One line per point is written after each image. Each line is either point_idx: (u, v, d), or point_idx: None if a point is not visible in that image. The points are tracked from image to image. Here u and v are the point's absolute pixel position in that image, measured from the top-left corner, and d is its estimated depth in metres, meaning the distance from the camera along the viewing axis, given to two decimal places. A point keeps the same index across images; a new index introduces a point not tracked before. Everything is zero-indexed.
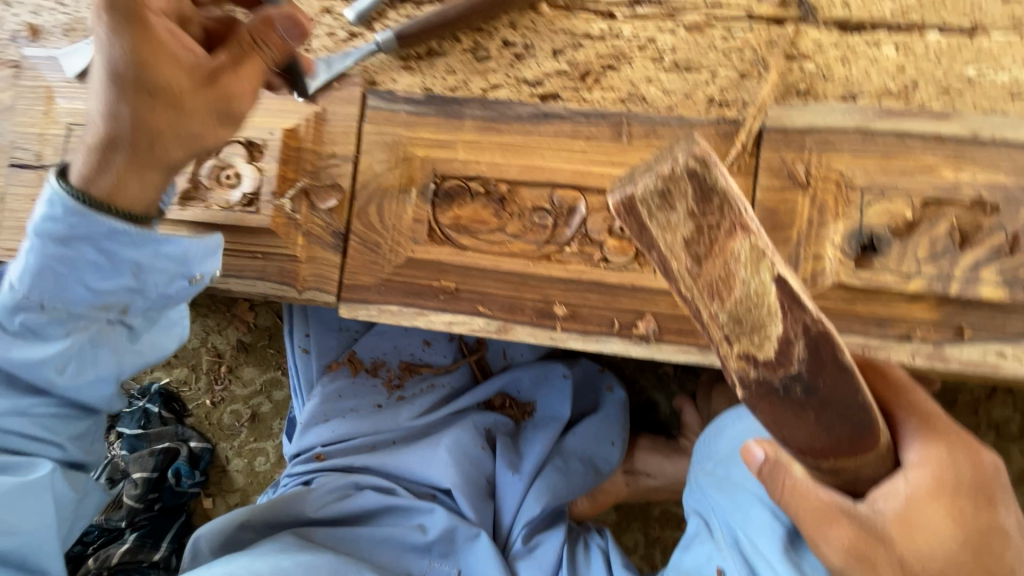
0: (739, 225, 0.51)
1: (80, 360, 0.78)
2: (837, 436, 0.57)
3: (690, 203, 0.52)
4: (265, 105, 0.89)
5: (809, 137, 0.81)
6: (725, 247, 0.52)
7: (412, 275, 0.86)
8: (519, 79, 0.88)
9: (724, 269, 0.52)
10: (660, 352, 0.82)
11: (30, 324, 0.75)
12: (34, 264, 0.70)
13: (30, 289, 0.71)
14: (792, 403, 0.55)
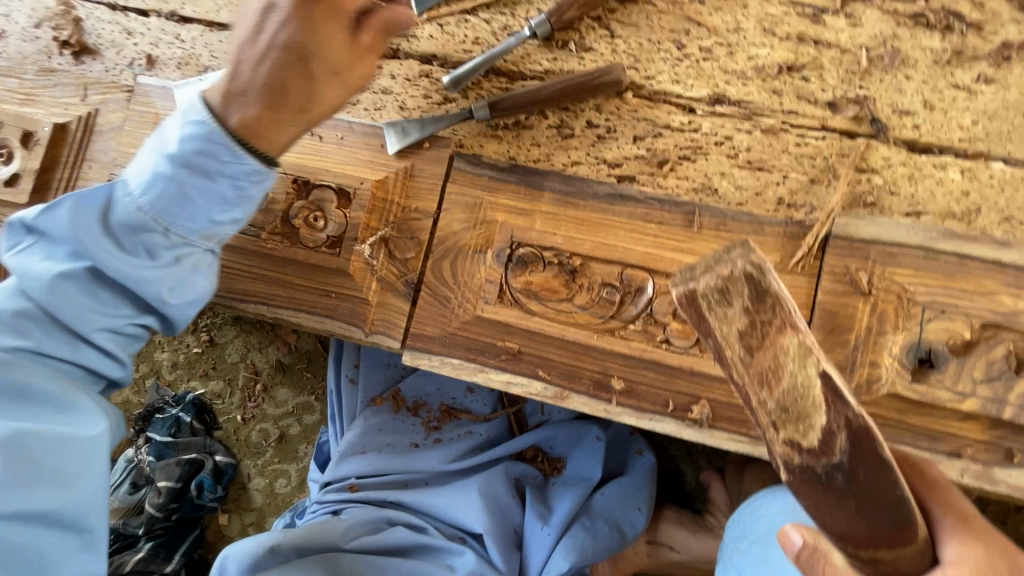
0: (788, 323, 0.55)
1: (179, 281, 0.85)
2: (877, 528, 0.57)
3: (746, 300, 0.56)
4: (358, 156, 0.95)
5: (873, 248, 0.84)
6: (775, 342, 0.56)
7: (478, 332, 0.89)
8: (599, 159, 0.93)
9: (773, 362, 0.56)
10: (711, 437, 0.84)
11: (149, 244, 0.83)
12: (165, 185, 0.80)
13: (156, 209, 0.81)
14: (833, 491, 0.56)
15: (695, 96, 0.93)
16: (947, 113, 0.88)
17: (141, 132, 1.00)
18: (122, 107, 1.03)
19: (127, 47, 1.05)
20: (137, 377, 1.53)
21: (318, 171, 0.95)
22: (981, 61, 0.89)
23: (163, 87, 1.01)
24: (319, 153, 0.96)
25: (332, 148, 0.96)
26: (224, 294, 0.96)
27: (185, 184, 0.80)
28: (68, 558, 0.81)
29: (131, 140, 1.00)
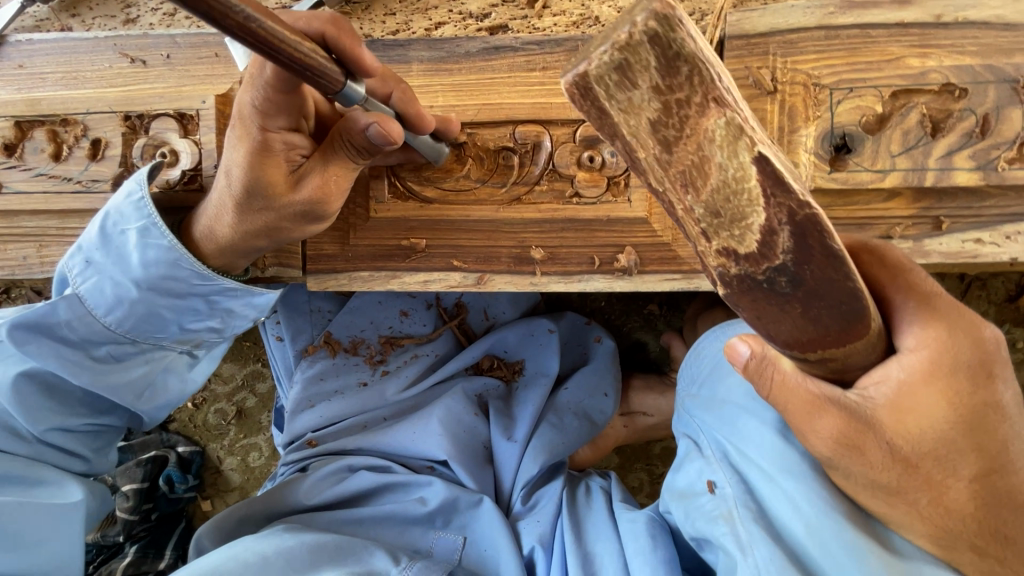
0: (711, 95, 0.38)
1: (153, 386, 0.84)
2: (826, 327, 0.46)
3: (654, 75, 0.37)
4: (193, 73, 0.82)
5: (771, 41, 0.77)
6: (697, 127, 0.38)
7: (379, 237, 0.81)
8: (465, 13, 0.83)
9: (696, 156, 0.39)
10: (644, 283, 0.80)
11: (117, 350, 0.79)
12: (141, 297, 0.74)
13: (130, 323, 0.76)
14: (776, 298, 0.44)
15: None
16: None
17: None
18: None
19: None
20: None
21: (148, 99, 0.81)
22: None
23: None
24: (146, 78, 0.82)
25: (161, 69, 0.82)
26: None
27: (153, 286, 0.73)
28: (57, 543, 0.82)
29: None
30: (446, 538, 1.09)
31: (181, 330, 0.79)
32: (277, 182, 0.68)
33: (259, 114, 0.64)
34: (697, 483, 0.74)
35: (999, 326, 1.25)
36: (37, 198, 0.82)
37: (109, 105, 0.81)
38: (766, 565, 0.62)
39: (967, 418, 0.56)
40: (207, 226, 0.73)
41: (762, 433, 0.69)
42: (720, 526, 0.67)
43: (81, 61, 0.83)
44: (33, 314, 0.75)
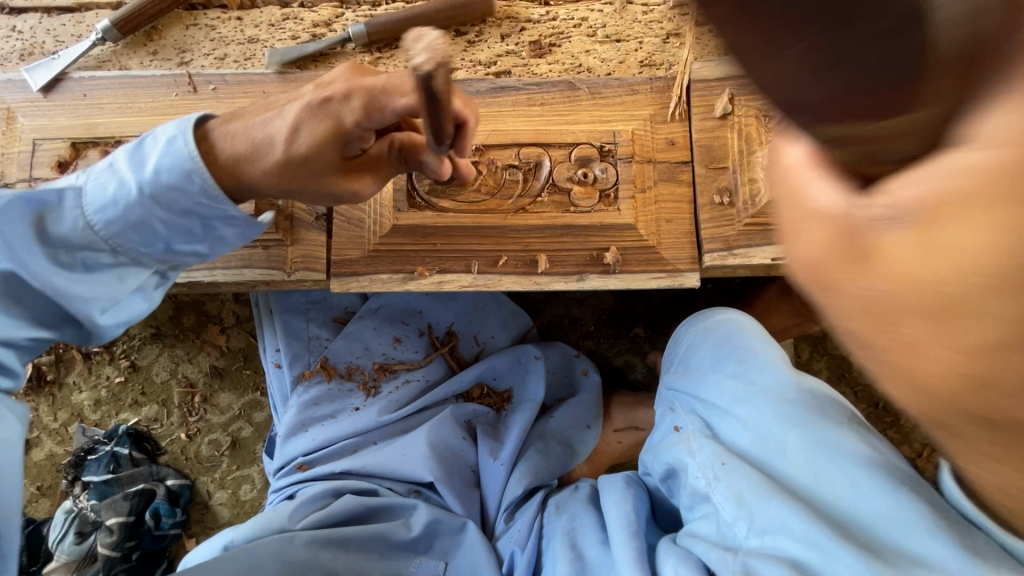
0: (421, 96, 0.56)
1: (114, 304, 0.85)
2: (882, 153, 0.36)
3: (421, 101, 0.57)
4: (236, 103, 0.94)
5: (727, 84, 0.94)
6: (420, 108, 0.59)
7: (399, 244, 0.91)
8: (474, 61, 0.99)
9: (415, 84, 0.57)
10: (634, 281, 0.91)
11: (93, 256, 0.81)
12: (137, 207, 0.78)
13: (120, 228, 0.79)
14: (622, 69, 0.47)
15: None
16: None
17: None
18: None
19: None
20: (57, 426, 1.41)
21: None
22: None
23: (10, 79, 0.96)
24: (194, 107, 0.94)
25: (208, 99, 0.94)
26: None
27: (157, 197, 0.78)
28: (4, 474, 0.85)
29: None
30: (429, 564, 1.06)
31: (166, 248, 0.84)
32: (331, 164, 0.78)
33: (367, 112, 0.76)
34: (664, 430, 0.91)
35: None
36: None
37: (161, 129, 0.93)
38: (708, 461, 0.80)
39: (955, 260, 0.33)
40: (235, 153, 0.78)
41: (720, 380, 0.86)
42: (678, 447, 0.85)
43: (136, 92, 0.94)
44: (32, 198, 0.77)
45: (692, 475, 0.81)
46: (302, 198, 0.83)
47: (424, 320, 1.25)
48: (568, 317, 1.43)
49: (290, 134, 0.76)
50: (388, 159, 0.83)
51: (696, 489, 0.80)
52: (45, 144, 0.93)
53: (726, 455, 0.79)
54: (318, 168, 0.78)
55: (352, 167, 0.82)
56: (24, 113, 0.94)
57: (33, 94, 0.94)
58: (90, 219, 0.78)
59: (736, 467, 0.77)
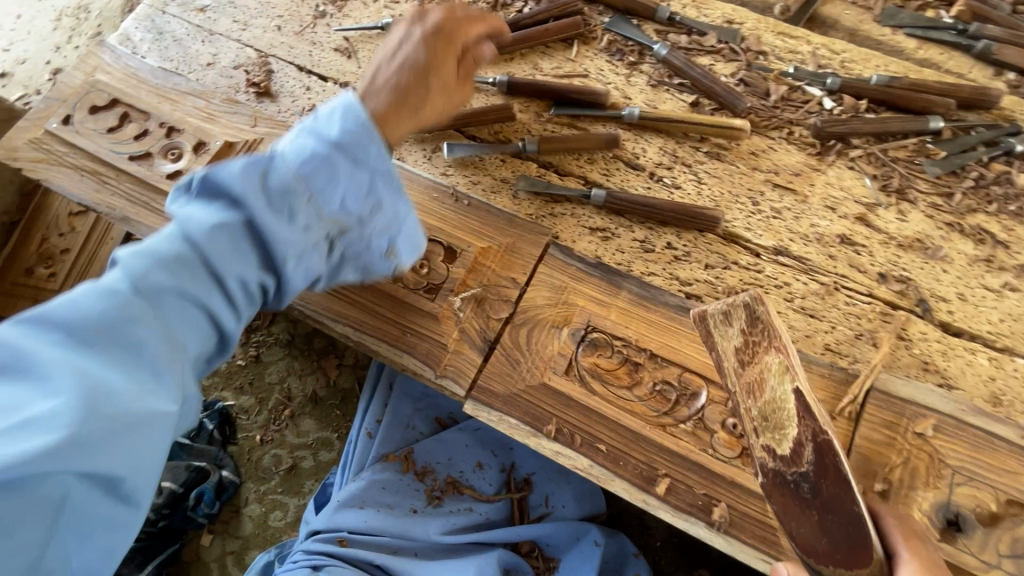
0: (776, 346, 0.77)
1: (301, 254, 0.82)
2: (836, 543, 0.75)
3: (742, 324, 0.80)
4: (468, 224, 1.10)
5: (908, 407, 0.93)
6: (761, 358, 0.79)
7: (540, 399, 0.97)
8: (674, 275, 1.07)
9: (759, 375, 0.80)
10: (740, 551, 0.88)
11: (282, 194, 0.80)
12: (320, 149, 0.83)
13: (304, 166, 0.81)
14: (799, 497, 0.78)
15: (763, 244, 1.08)
16: (976, 307, 1.01)
17: None
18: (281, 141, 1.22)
19: (301, 96, 1.28)
20: None
21: (432, 227, 1.10)
22: (1006, 271, 1.03)
23: None
24: (436, 212, 1.12)
25: (450, 212, 1.12)
26: (317, 309, 1.06)
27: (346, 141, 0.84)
28: (129, 443, 0.68)
29: None
30: None
31: (338, 205, 0.84)
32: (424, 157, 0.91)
33: None
34: None
35: None
36: None
37: None
38: None
39: None
40: None
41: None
42: None
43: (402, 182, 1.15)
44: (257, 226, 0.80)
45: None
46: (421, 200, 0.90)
47: (509, 457, 1.27)
48: (639, 519, 1.37)
49: None
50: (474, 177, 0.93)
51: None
52: None
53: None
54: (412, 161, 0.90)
55: None
56: None
57: None
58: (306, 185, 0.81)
59: None
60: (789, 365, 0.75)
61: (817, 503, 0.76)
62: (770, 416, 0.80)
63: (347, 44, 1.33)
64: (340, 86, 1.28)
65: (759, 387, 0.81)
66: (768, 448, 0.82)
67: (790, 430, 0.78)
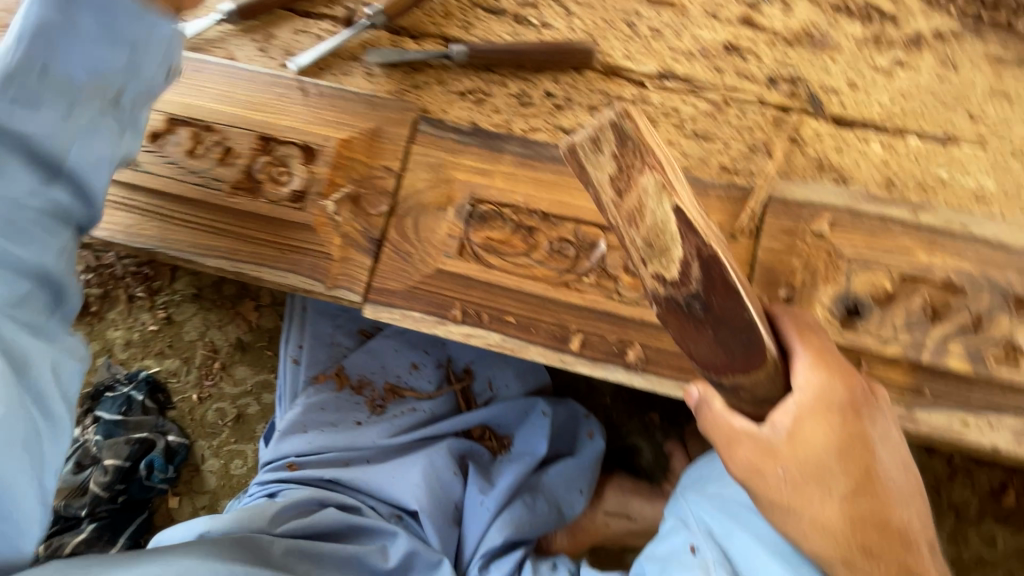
0: (649, 164, 0.67)
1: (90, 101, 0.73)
2: (732, 351, 0.74)
3: (613, 147, 0.67)
4: (322, 117, 0.98)
5: (804, 211, 0.91)
6: (638, 181, 0.68)
7: (439, 286, 0.92)
8: (557, 126, 0.99)
9: (638, 202, 0.68)
10: (660, 386, 0.89)
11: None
12: None
13: None
14: (691, 318, 0.73)
15: (646, 71, 0.99)
16: (867, 93, 0.97)
17: None
18: None
19: None
20: None
21: (282, 128, 0.97)
22: (895, 47, 0.98)
23: None
24: (284, 111, 0.98)
25: (300, 107, 0.98)
26: (181, 248, 0.95)
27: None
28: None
29: None
30: None
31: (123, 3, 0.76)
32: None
33: None
34: (676, 544, 0.99)
35: (979, 518, 1.33)
36: (158, 182, 0.97)
37: (249, 124, 0.97)
38: None
39: (839, 451, 0.77)
40: None
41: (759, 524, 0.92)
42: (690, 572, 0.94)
43: (237, 84, 0.99)
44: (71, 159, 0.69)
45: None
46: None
47: (444, 352, 1.25)
48: (587, 382, 1.40)
49: None
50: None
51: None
52: None
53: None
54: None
55: None
56: None
57: None
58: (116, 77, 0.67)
59: None
60: (665, 180, 0.67)
61: (709, 319, 0.72)
62: (654, 242, 0.70)
63: None
64: None
65: (640, 214, 0.69)
66: (657, 276, 0.72)
67: (675, 252, 0.69)
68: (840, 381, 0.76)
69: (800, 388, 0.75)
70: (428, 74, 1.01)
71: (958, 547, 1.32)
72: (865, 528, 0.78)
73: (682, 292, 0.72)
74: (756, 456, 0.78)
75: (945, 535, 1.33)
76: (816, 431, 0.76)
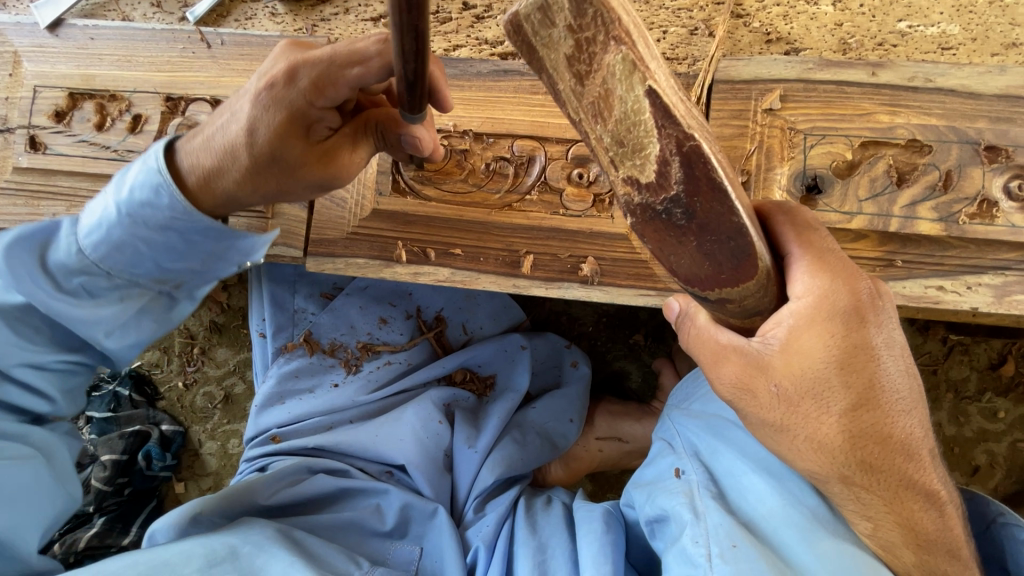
0: (614, 37, 0.47)
1: (126, 327, 0.78)
2: (721, 263, 0.54)
3: (568, 16, 0.48)
4: (229, 65, 0.91)
5: (755, 88, 0.83)
6: (600, 62, 0.49)
7: (378, 228, 0.87)
8: (481, 39, 0.92)
9: (602, 89, 0.50)
10: (620, 296, 0.85)
11: (88, 286, 0.74)
12: (116, 236, 0.72)
13: (103, 255, 0.72)
14: (673, 230, 0.53)
15: None
16: None
17: (1, 72, 0.94)
18: None
19: None
20: None
21: (189, 85, 0.91)
22: None
23: (18, 22, 0.95)
24: (188, 66, 0.91)
25: (204, 59, 0.91)
26: None
27: None
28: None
29: None
30: (404, 550, 1.04)
31: (158, 269, 0.75)
32: (303, 104, 0.70)
33: (317, 88, 0.69)
34: (665, 470, 0.90)
35: (980, 393, 1.31)
36: (77, 161, 0.91)
37: (154, 86, 0.91)
38: (719, 535, 0.75)
39: (841, 364, 0.64)
40: (202, 173, 0.73)
41: (748, 439, 0.84)
42: (679, 498, 0.83)
43: (136, 45, 0.92)
44: (33, 231, 0.74)
45: (691, 539, 0.77)
46: (301, 166, 0.73)
47: (412, 302, 1.22)
48: (566, 314, 1.37)
49: (246, 137, 0.71)
50: (364, 141, 0.79)
51: (691, 552, 0.76)
52: (46, 92, 0.93)
53: (738, 536, 0.74)
54: (297, 109, 0.70)
55: (324, 153, 0.75)
56: (30, 58, 0.94)
57: (40, 33, 0.94)
58: (80, 244, 0.73)
59: (746, 552, 0.73)
60: (636, 54, 0.48)
61: (693, 228, 0.52)
62: (626, 137, 0.50)
63: None
64: None
65: (606, 104, 0.50)
66: (631, 182, 0.52)
67: (652, 148, 0.50)
68: (843, 286, 0.63)
69: (800, 297, 0.62)
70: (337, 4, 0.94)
71: (960, 425, 1.30)
72: (867, 443, 0.66)
73: (660, 200, 0.51)
74: (741, 375, 0.65)
75: (946, 415, 1.31)
76: (813, 344, 0.63)
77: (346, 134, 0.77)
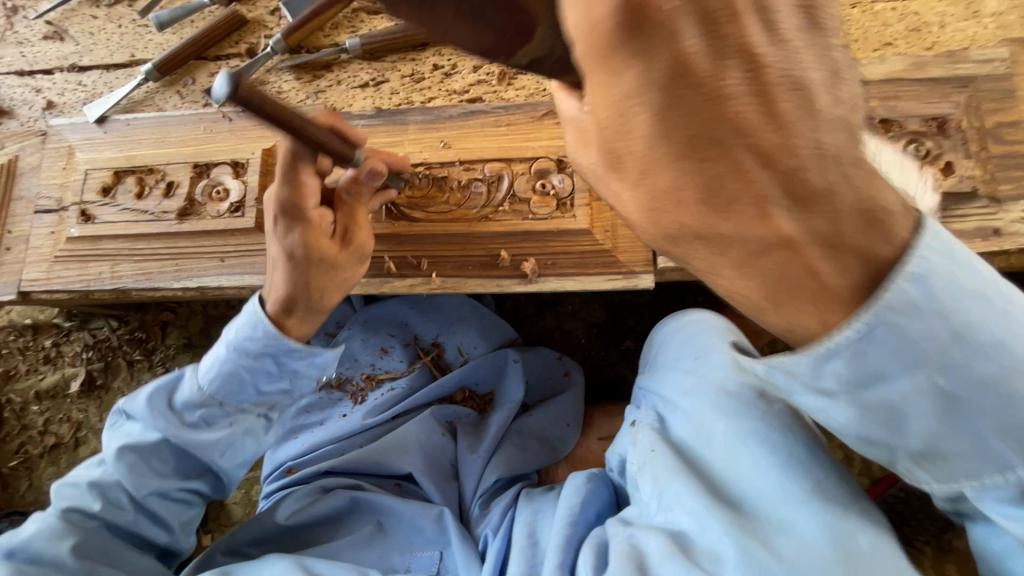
0: None
1: (234, 447, 1.02)
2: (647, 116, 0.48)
3: None
4: (246, 134, 1.10)
5: None
6: None
7: (374, 249, 1.01)
8: (450, 90, 1.11)
9: None
10: (591, 283, 0.97)
11: (206, 417, 0.99)
12: (225, 371, 0.95)
13: (216, 389, 0.96)
14: None
15: None
16: None
17: (57, 164, 1.14)
18: (39, 149, 1.16)
19: (39, 101, 1.22)
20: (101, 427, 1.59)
21: (213, 154, 1.09)
22: None
23: (72, 123, 1.16)
24: (211, 139, 1.10)
25: (225, 132, 1.10)
26: (150, 278, 1.05)
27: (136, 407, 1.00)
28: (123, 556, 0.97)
29: (50, 173, 1.14)
30: (422, 557, 1.08)
31: (257, 393, 0.99)
32: (331, 248, 0.92)
33: (298, 199, 0.89)
34: (626, 424, 1.03)
35: None
36: (120, 226, 1.07)
37: (184, 158, 1.10)
38: (643, 451, 0.91)
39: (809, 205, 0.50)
40: (273, 306, 0.95)
41: (677, 375, 0.96)
42: (629, 439, 0.97)
43: (168, 128, 1.12)
44: (165, 381, 1.02)
45: (632, 464, 0.92)
46: (350, 281, 0.97)
47: (409, 331, 1.34)
48: (559, 330, 1.47)
49: (287, 261, 0.91)
50: (360, 211, 0.96)
51: (632, 474, 0.92)
52: (94, 173, 1.11)
53: (657, 445, 0.89)
54: (330, 258, 0.92)
55: (342, 239, 0.94)
56: (82, 149, 1.13)
57: (91, 130, 1.14)
58: (200, 385, 0.97)
59: (664, 460, 0.86)
60: None
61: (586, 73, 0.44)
62: None
63: (53, 27, 1.24)
64: (71, 71, 1.22)
65: None
66: None
67: None
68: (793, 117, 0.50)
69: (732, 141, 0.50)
70: (334, 74, 1.14)
71: None
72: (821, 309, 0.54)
73: None
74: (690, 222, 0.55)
75: None
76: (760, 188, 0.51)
77: (344, 219, 0.94)
